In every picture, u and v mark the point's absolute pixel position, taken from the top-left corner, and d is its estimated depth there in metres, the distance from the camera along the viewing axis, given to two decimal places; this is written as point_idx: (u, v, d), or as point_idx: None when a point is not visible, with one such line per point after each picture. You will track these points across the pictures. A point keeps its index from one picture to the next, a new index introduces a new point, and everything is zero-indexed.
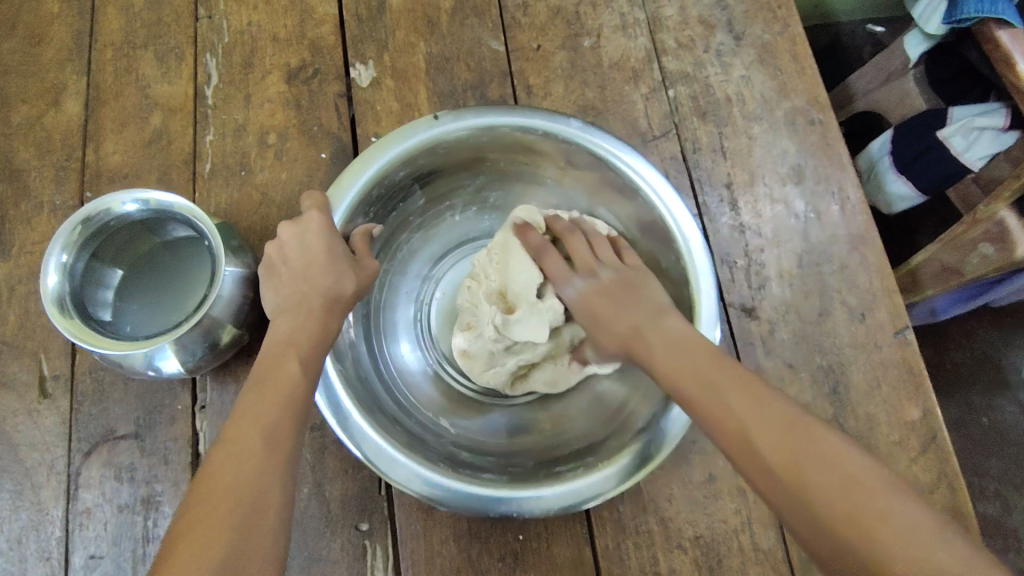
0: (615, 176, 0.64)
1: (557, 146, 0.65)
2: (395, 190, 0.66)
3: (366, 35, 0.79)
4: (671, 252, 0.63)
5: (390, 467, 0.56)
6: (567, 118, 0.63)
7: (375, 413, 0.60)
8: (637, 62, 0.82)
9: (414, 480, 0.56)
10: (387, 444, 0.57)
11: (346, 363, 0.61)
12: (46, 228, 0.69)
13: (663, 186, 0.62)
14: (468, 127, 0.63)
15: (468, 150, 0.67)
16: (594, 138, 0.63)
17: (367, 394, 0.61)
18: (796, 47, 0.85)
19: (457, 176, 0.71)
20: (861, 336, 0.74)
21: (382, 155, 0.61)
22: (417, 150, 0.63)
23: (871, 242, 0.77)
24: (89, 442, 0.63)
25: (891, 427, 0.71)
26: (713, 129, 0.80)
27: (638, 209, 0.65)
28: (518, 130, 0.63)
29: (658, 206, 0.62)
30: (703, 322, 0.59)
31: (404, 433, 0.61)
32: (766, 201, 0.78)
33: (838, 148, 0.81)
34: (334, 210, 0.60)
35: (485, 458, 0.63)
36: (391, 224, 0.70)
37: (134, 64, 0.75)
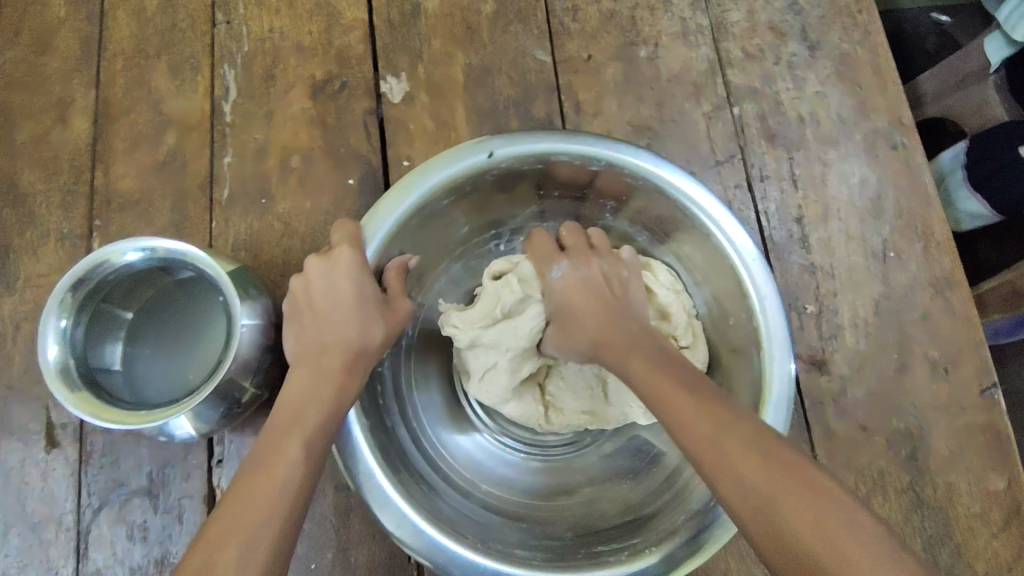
0: (685, 217, 0.57)
1: (618, 179, 0.58)
2: (435, 219, 0.59)
3: (399, 43, 0.71)
4: (741, 306, 0.56)
5: (416, 539, 0.50)
6: (634, 149, 0.56)
7: (403, 475, 0.54)
8: (699, 75, 0.74)
9: (441, 556, 0.50)
10: (416, 515, 0.50)
11: (374, 417, 0.55)
12: (53, 259, 0.63)
13: (738, 231, 0.55)
14: (523, 153, 0.56)
15: (520, 178, 0.59)
16: (665, 173, 0.55)
17: (396, 453, 0.55)
18: (878, 60, 0.76)
19: (505, 204, 0.63)
20: (944, 396, 0.66)
21: (424, 182, 0.54)
22: (463, 178, 0.55)
23: (957, 287, 0.69)
24: (99, 497, 0.58)
25: (973, 498, 0.64)
26: (783, 154, 0.72)
27: (707, 253, 0.58)
28: (578, 159, 0.56)
29: (732, 255, 0.55)
30: (773, 384, 0.52)
31: (433, 498, 0.55)
32: (841, 237, 0.70)
33: (924, 178, 0.72)
34: (367, 244, 0.53)
35: (518, 526, 0.57)
36: (429, 255, 0.63)
37: (147, 75, 0.69)
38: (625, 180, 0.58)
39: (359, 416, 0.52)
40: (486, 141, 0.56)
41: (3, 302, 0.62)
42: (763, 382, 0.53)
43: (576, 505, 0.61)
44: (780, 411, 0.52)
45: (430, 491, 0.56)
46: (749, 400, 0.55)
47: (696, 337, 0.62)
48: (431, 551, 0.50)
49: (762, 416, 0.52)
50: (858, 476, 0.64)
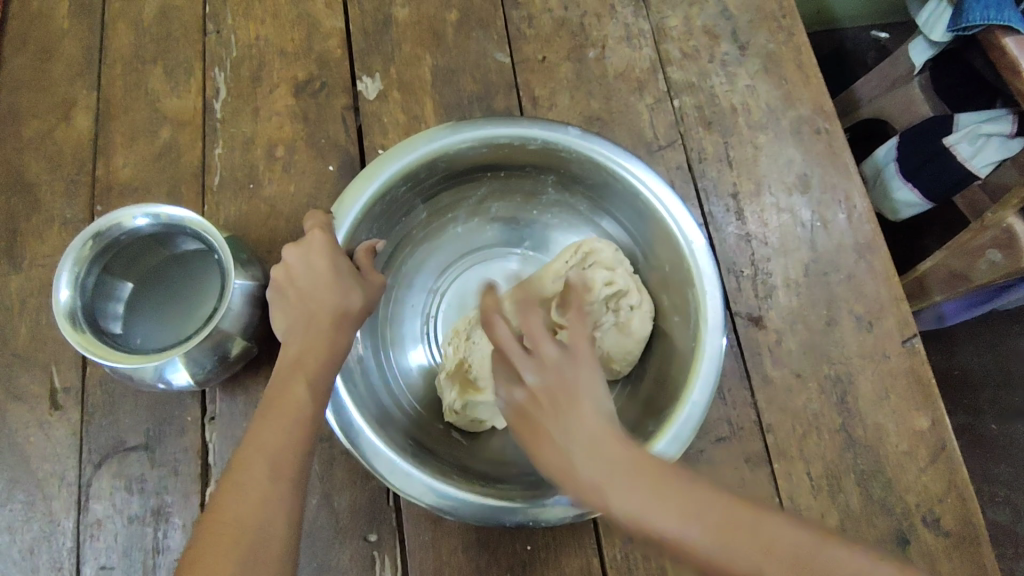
0: (615, 180, 0.64)
1: (556, 156, 0.65)
2: (396, 204, 0.66)
3: (373, 48, 0.80)
4: (675, 256, 0.62)
5: (404, 481, 0.55)
6: (565, 126, 0.63)
7: (384, 429, 0.59)
8: (643, 72, 0.83)
9: (428, 492, 0.55)
10: (399, 458, 0.56)
11: (354, 379, 0.61)
12: (57, 241, 0.69)
13: (664, 191, 0.61)
14: (466, 140, 0.63)
15: (471, 161, 0.66)
16: (592, 144, 0.62)
17: (376, 406, 0.61)
18: (801, 57, 0.85)
19: (461, 188, 0.71)
20: (871, 345, 0.73)
21: (383, 172, 0.61)
22: (418, 165, 0.63)
23: (877, 251, 0.77)
24: (100, 454, 0.63)
25: (901, 437, 0.71)
26: (718, 138, 0.81)
27: (641, 215, 0.65)
28: (517, 140, 0.63)
29: (661, 212, 0.61)
30: (709, 329, 0.57)
31: (414, 449, 0.60)
32: (773, 210, 0.78)
33: (845, 157, 0.81)
34: (337, 230, 0.59)
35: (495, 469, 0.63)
36: (396, 239, 0.71)
37: (144, 79, 0.76)
38: (561, 155, 0.65)
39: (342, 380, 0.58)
40: (429, 134, 0.62)
41: (10, 280, 0.68)
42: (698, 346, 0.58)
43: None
44: (695, 411, 0.55)
45: (409, 442, 0.61)
46: (683, 351, 0.61)
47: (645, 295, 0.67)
48: (417, 491, 0.55)
49: (657, 446, 0.54)
50: (795, 419, 0.70)
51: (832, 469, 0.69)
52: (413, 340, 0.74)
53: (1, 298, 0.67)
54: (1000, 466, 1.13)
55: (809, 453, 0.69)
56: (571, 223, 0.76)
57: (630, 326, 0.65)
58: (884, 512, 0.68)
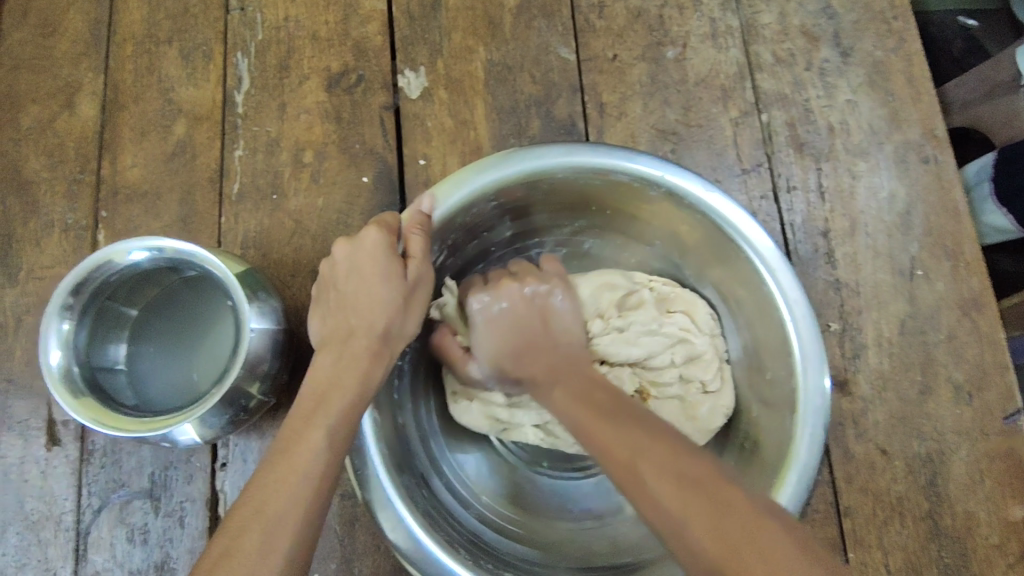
0: (738, 257, 0.54)
1: (674, 208, 0.56)
2: (482, 219, 0.57)
3: (418, 35, 0.69)
4: (777, 352, 0.54)
5: (412, 546, 0.48)
6: (694, 176, 0.54)
7: (408, 481, 0.52)
8: (728, 78, 0.71)
9: (427, 564, 0.48)
10: (408, 515, 0.49)
11: (389, 419, 0.53)
12: (56, 251, 0.62)
13: (786, 276, 0.52)
14: (576, 166, 0.54)
15: (576, 189, 0.57)
16: (721, 206, 0.53)
17: (400, 447, 0.53)
18: (913, 68, 0.73)
19: (557, 214, 0.62)
20: (968, 421, 0.64)
21: (476, 180, 0.52)
22: (518, 180, 0.54)
23: (985, 309, 0.67)
24: (99, 498, 0.57)
25: (993, 528, 0.62)
26: (811, 164, 0.70)
27: (752, 294, 0.55)
28: (637, 181, 0.54)
29: (781, 309, 0.52)
30: (802, 442, 0.50)
31: (430, 503, 0.53)
32: (868, 253, 0.67)
33: (956, 195, 0.69)
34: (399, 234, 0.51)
35: (511, 545, 0.55)
36: (465, 257, 0.62)
37: (157, 62, 0.66)
38: (681, 209, 0.55)
39: (375, 421, 0.51)
40: (542, 149, 0.54)
41: (5, 294, 0.60)
42: (791, 442, 0.50)
43: (568, 519, 0.60)
44: (796, 489, 0.49)
45: (428, 496, 0.54)
46: (771, 459, 0.52)
47: (724, 381, 0.60)
48: (422, 559, 0.48)
49: (777, 495, 0.49)
50: (874, 500, 0.62)
51: (911, 560, 0.61)
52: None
53: None
54: None
55: (888, 541, 0.62)
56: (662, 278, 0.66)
57: (695, 413, 0.59)
58: None
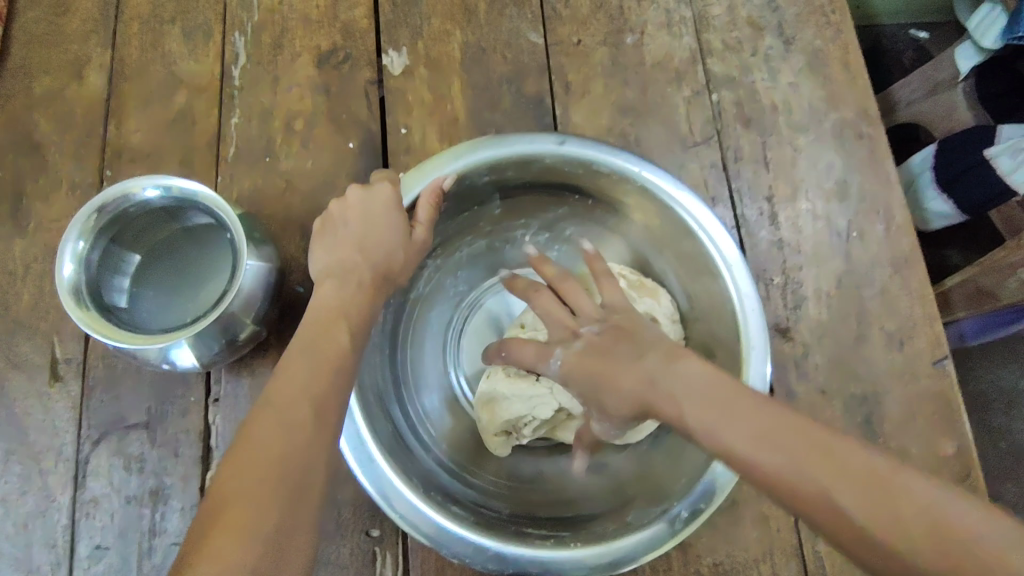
0: (702, 254, 0.59)
1: (650, 204, 0.60)
2: (475, 191, 0.62)
3: (400, 20, 0.76)
4: (729, 338, 0.58)
5: (372, 471, 0.52)
6: (672, 177, 0.58)
7: (377, 416, 0.55)
8: (682, 62, 0.79)
9: (385, 487, 0.52)
10: (373, 442, 0.52)
11: (366, 365, 0.57)
12: (64, 206, 0.67)
13: (741, 273, 0.56)
14: (562, 154, 0.58)
15: (560, 177, 0.62)
16: (689, 206, 0.57)
17: (373, 387, 0.57)
18: (848, 56, 0.81)
19: (545, 199, 0.66)
20: (899, 366, 0.71)
21: (469, 154, 0.58)
22: (506, 161, 0.59)
23: (915, 266, 0.74)
24: (99, 430, 0.61)
25: (923, 461, 0.68)
26: (757, 138, 0.77)
27: (711, 289, 0.60)
28: (617, 175, 0.59)
29: (734, 301, 0.57)
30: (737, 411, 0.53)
31: (394, 438, 0.57)
32: (808, 217, 0.74)
33: (886, 166, 0.77)
34: (405, 191, 0.57)
35: (462, 489, 0.59)
36: (454, 227, 0.66)
37: (161, 39, 0.73)
38: (654, 205, 0.60)
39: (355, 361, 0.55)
40: (537, 135, 0.58)
41: (14, 244, 0.65)
42: None
43: (517, 479, 0.63)
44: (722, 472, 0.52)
45: (393, 432, 0.57)
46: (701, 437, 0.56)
47: None
48: (378, 482, 0.52)
49: (744, 376, 0.54)
50: None
51: None
52: (432, 349, 0.69)
53: (5, 262, 0.65)
54: (1007, 484, 1.10)
55: None
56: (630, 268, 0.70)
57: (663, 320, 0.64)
58: None
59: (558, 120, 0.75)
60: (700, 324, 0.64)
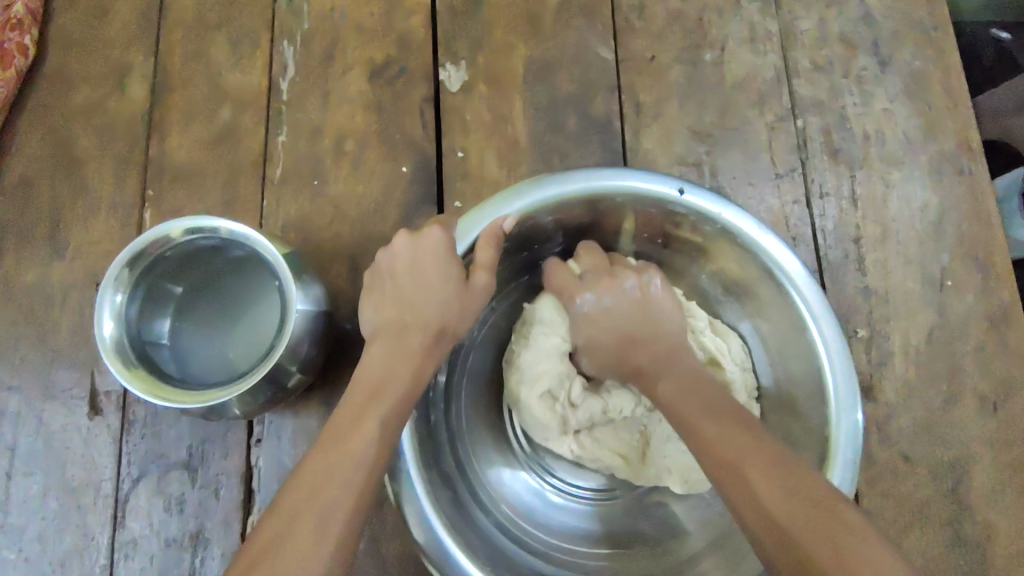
0: (786, 304, 0.54)
1: (729, 247, 0.55)
2: (535, 233, 0.58)
3: (460, 30, 0.70)
4: (815, 403, 0.53)
5: (430, 543, 0.49)
6: (757, 221, 0.53)
7: (435, 477, 0.52)
8: (764, 83, 0.72)
9: (451, 567, 0.49)
10: (434, 518, 0.49)
11: (421, 424, 0.54)
12: (104, 228, 0.64)
13: (835, 331, 0.51)
14: (636, 193, 0.53)
15: (630, 216, 0.57)
16: (775, 250, 0.52)
17: (430, 452, 0.54)
18: (951, 79, 0.73)
19: (608, 237, 0.61)
20: (992, 432, 0.64)
21: (533, 195, 0.53)
22: (574, 201, 0.54)
23: (1014, 321, 0.67)
24: (139, 467, 0.59)
25: (1012, 538, 0.63)
26: (845, 170, 0.70)
27: (794, 342, 0.55)
28: (695, 216, 0.54)
29: (823, 360, 0.51)
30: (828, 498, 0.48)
31: (455, 506, 0.54)
32: (898, 262, 0.68)
33: (987, 207, 0.70)
34: (460, 236, 0.52)
35: (519, 553, 0.55)
36: (512, 268, 0.62)
37: (206, 47, 0.68)
38: (734, 248, 0.55)
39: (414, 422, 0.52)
40: (602, 172, 0.53)
41: (52, 267, 0.62)
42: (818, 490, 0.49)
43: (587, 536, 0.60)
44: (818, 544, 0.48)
45: (450, 493, 0.54)
46: None
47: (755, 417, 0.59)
48: (442, 560, 0.49)
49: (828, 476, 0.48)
50: (896, 506, 0.63)
51: (931, 568, 0.62)
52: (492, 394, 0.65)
53: (44, 286, 0.62)
54: None
55: (907, 548, 0.62)
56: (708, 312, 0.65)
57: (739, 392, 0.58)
58: None
59: (626, 146, 0.69)
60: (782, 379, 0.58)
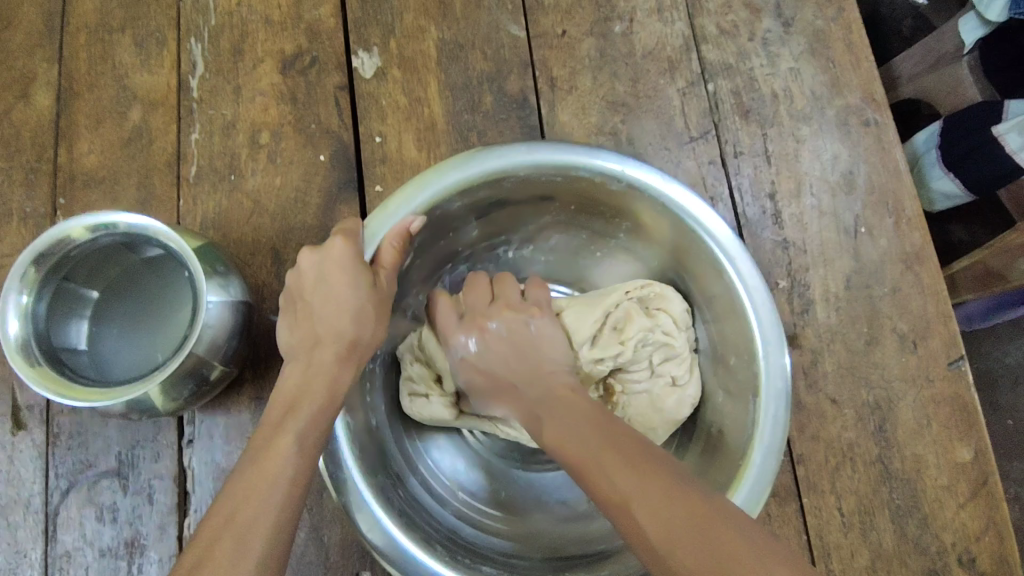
0: (700, 250, 0.55)
1: (637, 202, 0.55)
2: (449, 219, 0.56)
3: (370, 16, 0.70)
4: (741, 341, 0.54)
5: (390, 547, 0.46)
6: (658, 173, 0.53)
7: (382, 478, 0.50)
8: (674, 50, 0.73)
9: (410, 565, 0.46)
10: (384, 516, 0.47)
11: (361, 416, 0.52)
12: (17, 239, 0.62)
13: (745, 263, 0.52)
14: (541, 162, 0.52)
15: (537, 187, 0.56)
16: (680, 199, 0.53)
17: (374, 450, 0.51)
18: (852, 36, 0.76)
19: (523, 212, 0.60)
20: (913, 369, 0.67)
21: (439, 181, 0.51)
22: (481, 182, 0.52)
23: (927, 262, 0.70)
24: (68, 479, 0.58)
25: (940, 470, 0.65)
26: (756, 130, 0.72)
27: (714, 286, 0.56)
28: (600, 177, 0.54)
29: (740, 294, 0.52)
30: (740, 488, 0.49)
31: (407, 503, 0.51)
32: (813, 213, 0.70)
33: (895, 155, 0.72)
34: (366, 243, 0.49)
35: (485, 541, 0.54)
36: (432, 257, 0.61)
37: (111, 50, 0.67)
38: (643, 203, 0.55)
39: (347, 423, 0.49)
40: (501, 147, 0.52)
41: None
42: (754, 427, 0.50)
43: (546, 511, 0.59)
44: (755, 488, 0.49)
45: (404, 495, 0.52)
46: (736, 447, 0.52)
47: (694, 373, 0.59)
48: (400, 559, 0.46)
49: (732, 494, 0.49)
50: (826, 448, 0.65)
51: (863, 504, 0.64)
52: None
53: None
54: (1018, 467, 1.08)
55: (840, 486, 0.64)
56: (634, 272, 0.65)
57: (662, 404, 0.59)
58: (918, 553, 0.63)
59: (543, 120, 0.70)
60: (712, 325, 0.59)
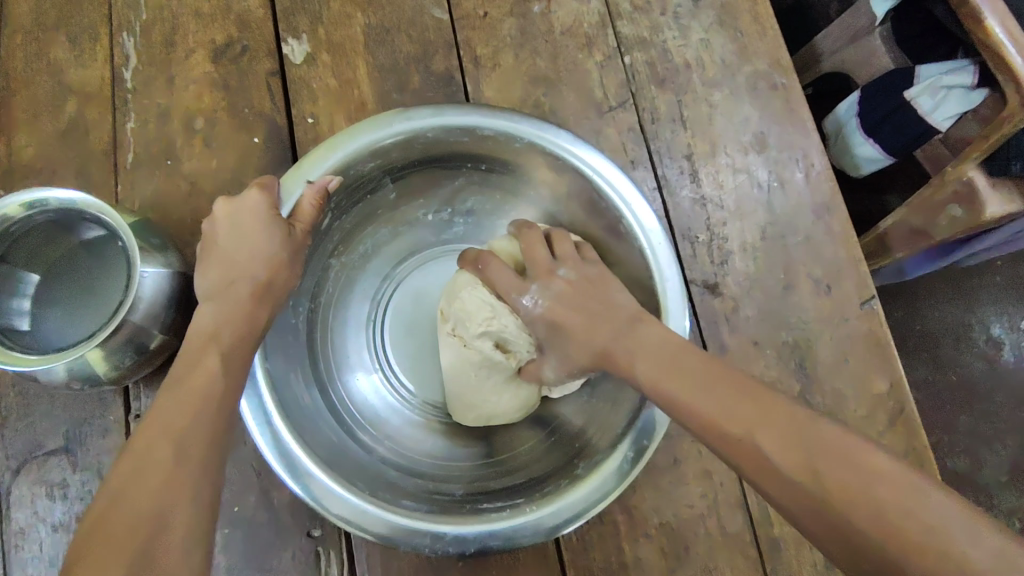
0: (601, 199, 0.58)
1: (541, 159, 0.59)
2: (363, 181, 0.59)
3: (298, 6, 0.73)
4: (644, 279, 0.58)
5: (311, 481, 0.49)
6: (556, 128, 0.57)
7: (303, 421, 0.53)
8: (592, 28, 0.78)
9: (329, 499, 0.49)
10: (304, 453, 0.50)
11: (280, 364, 0.54)
12: None
13: (643, 210, 0.56)
14: (446, 124, 0.56)
15: (447, 148, 0.59)
16: (580, 154, 0.56)
17: (296, 397, 0.54)
18: (758, 7, 0.80)
19: (437, 174, 0.64)
20: (828, 310, 0.71)
21: (350, 144, 0.54)
22: (389, 144, 0.56)
23: (836, 210, 0.74)
24: (17, 460, 0.59)
25: (859, 401, 0.69)
26: (671, 97, 0.77)
27: (618, 234, 0.60)
28: (503, 135, 0.57)
29: (640, 238, 0.56)
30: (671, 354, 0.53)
31: (331, 445, 0.54)
32: (728, 171, 0.75)
33: (802, 114, 0.77)
34: (283, 199, 0.53)
35: (411, 479, 0.57)
36: (354, 220, 0.64)
37: (46, 47, 0.69)
38: (546, 159, 0.59)
39: (265, 366, 0.52)
40: (409, 110, 0.55)
41: None
42: None
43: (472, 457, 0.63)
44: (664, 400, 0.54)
45: (329, 439, 0.55)
46: None
47: None
48: (320, 493, 0.49)
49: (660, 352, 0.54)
50: None
51: None
52: (355, 348, 0.67)
53: None
54: (960, 416, 1.13)
55: None
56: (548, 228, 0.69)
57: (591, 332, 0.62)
58: None
59: (470, 97, 0.74)
60: (619, 272, 0.63)
